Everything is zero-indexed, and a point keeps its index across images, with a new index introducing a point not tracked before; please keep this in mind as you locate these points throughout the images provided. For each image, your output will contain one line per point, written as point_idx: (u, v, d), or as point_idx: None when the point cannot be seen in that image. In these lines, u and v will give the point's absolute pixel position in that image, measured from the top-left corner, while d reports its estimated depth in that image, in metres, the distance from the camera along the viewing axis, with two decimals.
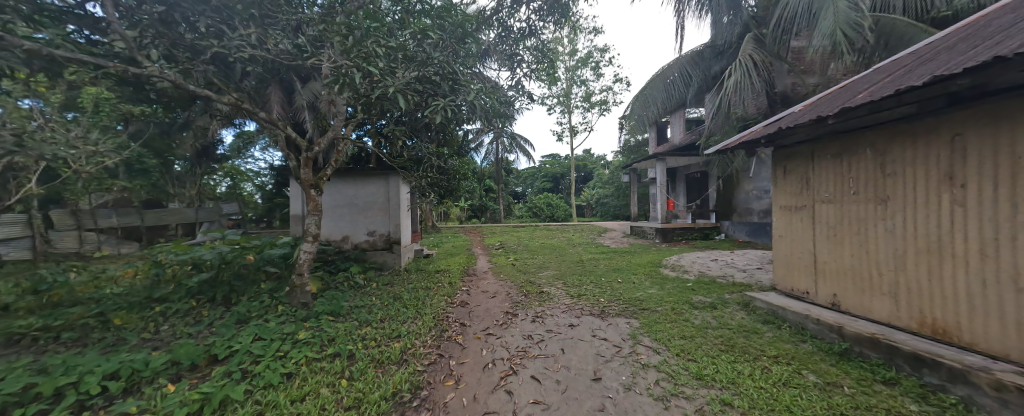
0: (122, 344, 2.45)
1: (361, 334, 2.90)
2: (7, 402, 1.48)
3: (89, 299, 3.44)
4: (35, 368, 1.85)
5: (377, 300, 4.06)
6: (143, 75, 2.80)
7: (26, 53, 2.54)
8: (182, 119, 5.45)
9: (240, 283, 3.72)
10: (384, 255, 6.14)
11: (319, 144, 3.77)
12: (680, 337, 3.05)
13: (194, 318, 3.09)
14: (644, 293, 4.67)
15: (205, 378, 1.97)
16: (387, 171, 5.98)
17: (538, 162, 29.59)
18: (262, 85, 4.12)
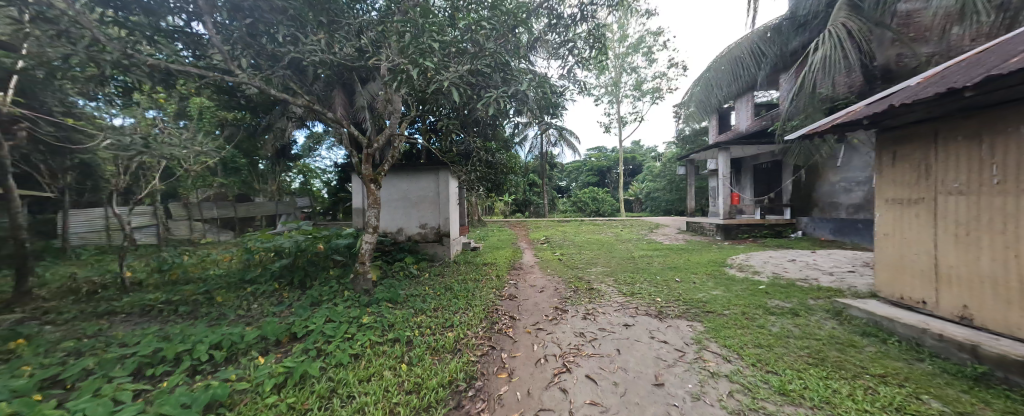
0: (223, 319, 2.83)
1: (417, 322, 3.01)
2: (144, 363, 1.75)
3: (197, 279, 4.03)
4: (160, 335, 2.19)
5: (430, 290, 4.21)
6: (234, 82, 3.16)
7: (150, 68, 3.00)
8: (265, 122, 6.16)
9: (313, 269, 4.12)
10: (435, 247, 6.40)
11: (378, 140, 3.97)
12: (756, 345, 2.67)
13: (277, 299, 3.47)
14: (707, 294, 4.23)
15: (288, 353, 2.17)
16: (438, 166, 6.20)
17: (583, 156, 28.81)
18: (329, 87, 4.45)
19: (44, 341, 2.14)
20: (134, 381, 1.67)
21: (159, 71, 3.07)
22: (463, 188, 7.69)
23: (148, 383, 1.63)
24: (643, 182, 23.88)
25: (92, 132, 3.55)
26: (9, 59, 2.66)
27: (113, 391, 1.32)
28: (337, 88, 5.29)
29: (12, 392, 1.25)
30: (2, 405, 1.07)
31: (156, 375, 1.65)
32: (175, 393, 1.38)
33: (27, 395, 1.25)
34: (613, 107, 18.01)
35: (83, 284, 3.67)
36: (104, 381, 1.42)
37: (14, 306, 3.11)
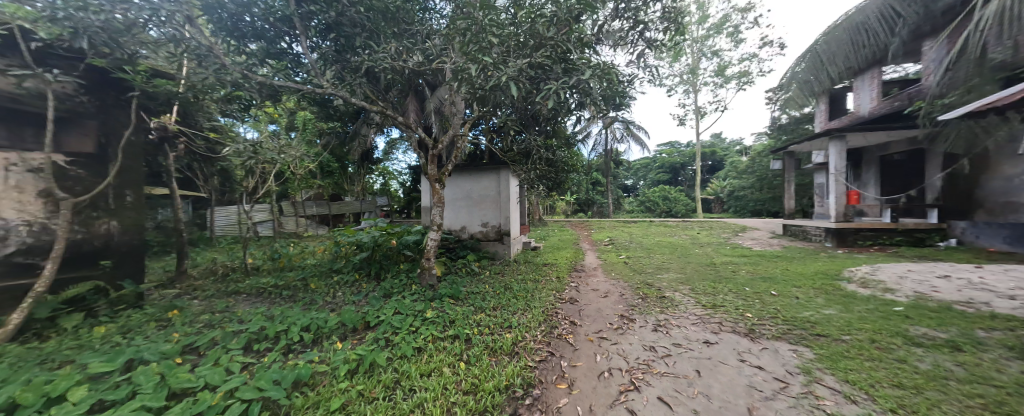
0: (313, 304, 3.26)
1: (477, 320, 3.04)
2: (250, 337, 2.08)
3: (298, 267, 4.76)
4: (267, 314, 2.61)
5: (490, 288, 4.26)
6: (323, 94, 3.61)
7: (263, 88, 3.62)
8: (352, 130, 7.01)
9: (388, 262, 4.52)
10: (496, 246, 6.54)
11: (442, 142, 4.17)
12: (893, 385, 2.01)
13: (357, 288, 3.88)
14: (815, 313, 3.41)
15: (362, 340, 2.38)
16: (498, 166, 6.32)
17: (653, 152, 26.57)
18: (401, 95, 4.84)
19: (190, 312, 2.72)
20: (243, 353, 1.99)
21: (269, 88, 3.67)
22: (524, 187, 7.70)
23: (252, 355, 1.94)
24: (725, 179, 20.96)
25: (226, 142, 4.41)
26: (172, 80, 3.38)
27: (227, 361, 1.58)
28: (410, 95, 5.74)
29: (162, 354, 1.60)
30: (151, 365, 1.35)
31: (259, 348, 1.96)
32: (270, 368, 1.59)
33: (172, 358, 1.58)
34: (689, 98, 16.19)
35: (222, 267, 4.63)
36: (222, 352, 1.72)
37: (177, 282, 4.05)
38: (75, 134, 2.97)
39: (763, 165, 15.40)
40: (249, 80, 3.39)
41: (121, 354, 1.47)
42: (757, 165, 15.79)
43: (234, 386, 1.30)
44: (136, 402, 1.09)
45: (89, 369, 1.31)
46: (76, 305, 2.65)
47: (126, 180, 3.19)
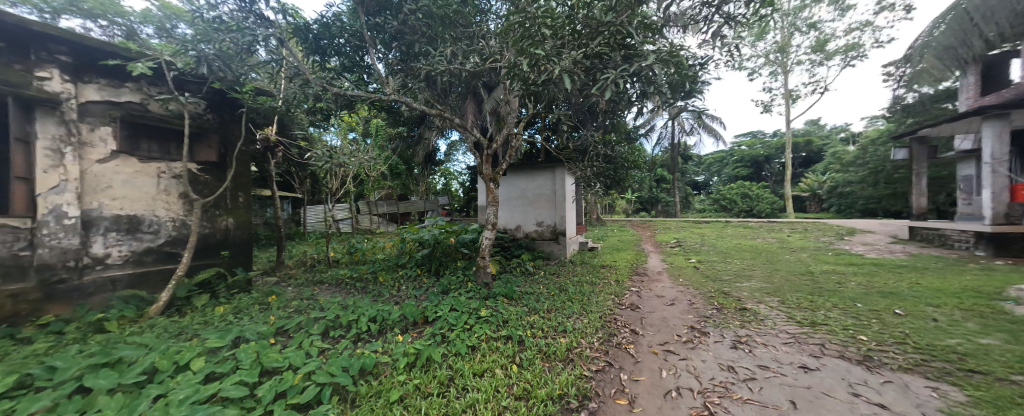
0: (381, 296, 3.58)
1: (529, 322, 2.98)
2: (329, 324, 2.37)
3: (370, 261, 5.30)
4: (341, 303, 2.94)
5: (544, 289, 4.18)
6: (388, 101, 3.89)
7: (341, 100, 4.09)
8: (417, 134, 7.56)
9: (446, 259, 4.76)
10: (551, 246, 6.43)
11: (497, 141, 4.21)
12: None
13: (419, 283, 4.15)
14: (968, 342, 2.57)
15: (421, 334, 2.52)
16: (553, 164, 6.21)
17: (730, 143, 23.46)
18: (459, 98, 5.03)
19: (284, 298, 3.21)
20: (322, 338, 2.26)
21: (344, 99, 4.12)
22: (580, 186, 7.46)
23: (328, 340, 2.21)
24: (827, 172, 17.46)
25: (313, 149, 5.11)
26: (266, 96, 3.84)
27: (307, 347, 1.84)
28: (468, 98, 5.95)
29: (260, 335, 1.99)
30: (248, 346, 1.70)
31: (333, 336, 2.22)
32: (339, 357, 1.78)
33: (266, 338, 1.95)
34: (777, 80, 13.87)
35: (312, 259, 5.39)
36: (303, 336, 2.02)
37: (279, 270, 4.84)
38: (204, 145, 3.55)
39: (878, 155, 12.50)
40: (328, 94, 3.86)
41: (231, 335, 1.85)
42: (870, 155, 12.88)
43: (311, 370, 1.55)
44: (236, 376, 1.40)
45: (209, 342, 1.69)
46: (205, 288, 3.37)
47: (240, 183, 3.82)
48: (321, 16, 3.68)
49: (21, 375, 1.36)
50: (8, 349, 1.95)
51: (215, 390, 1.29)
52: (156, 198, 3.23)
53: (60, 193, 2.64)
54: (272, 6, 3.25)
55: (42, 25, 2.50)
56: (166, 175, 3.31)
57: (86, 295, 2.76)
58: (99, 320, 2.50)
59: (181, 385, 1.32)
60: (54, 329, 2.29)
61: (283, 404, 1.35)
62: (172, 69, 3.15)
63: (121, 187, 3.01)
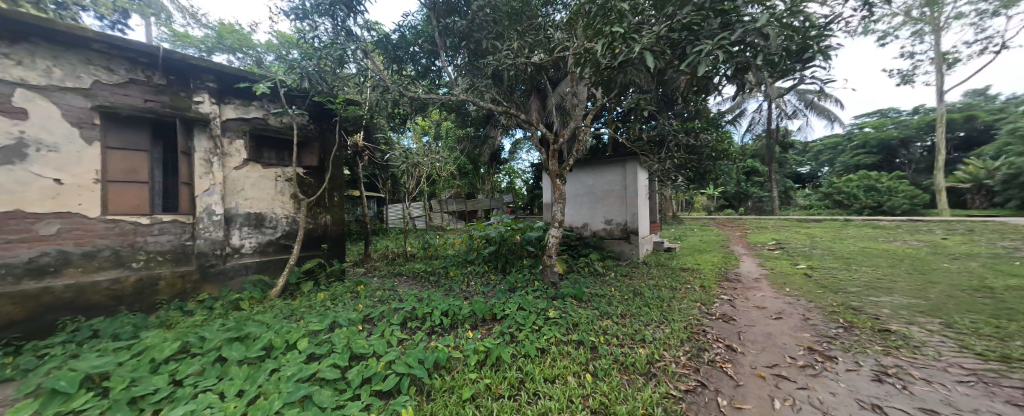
0: (452, 290, 3.77)
1: (601, 327, 2.77)
2: (407, 315, 2.56)
3: (442, 256, 5.66)
4: (417, 295, 3.16)
5: (616, 292, 3.89)
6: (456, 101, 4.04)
7: (416, 104, 4.42)
8: (483, 134, 7.84)
9: (512, 256, 4.82)
10: (621, 245, 6.02)
11: (563, 136, 4.04)
12: None
13: (487, 280, 4.25)
14: None
15: (490, 331, 2.55)
16: (624, 158, 5.79)
17: (852, 124, 18.87)
18: (524, 95, 5.01)
19: (370, 288, 3.60)
20: (401, 328, 2.44)
21: (419, 103, 4.44)
22: (654, 181, 6.83)
23: (406, 330, 2.39)
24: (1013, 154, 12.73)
25: (393, 152, 5.64)
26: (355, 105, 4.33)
27: (386, 337, 2.01)
28: (533, 94, 5.95)
29: (350, 321, 2.25)
30: (340, 332, 1.92)
31: (410, 326, 2.39)
32: (416, 349, 1.89)
33: (355, 325, 2.20)
34: (928, 38, 10.61)
35: (393, 252, 5.99)
36: (385, 325, 2.22)
37: (367, 262, 5.50)
38: (309, 153, 4.17)
39: None
40: (405, 100, 4.19)
41: (327, 320, 2.13)
42: None
43: (391, 359, 1.68)
44: (331, 359, 1.61)
45: (311, 325, 1.96)
46: (311, 276, 3.99)
47: (337, 185, 4.41)
48: (400, 28, 4.06)
49: (185, 342, 1.76)
50: (181, 319, 2.59)
51: (315, 370, 1.50)
52: (276, 198, 3.82)
53: (209, 195, 3.28)
54: (359, 23, 3.67)
55: (185, 56, 3.09)
56: (282, 178, 3.89)
57: (229, 277, 3.42)
58: (237, 299, 3.15)
59: (289, 363, 1.57)
60: (207, 304, 2.98)
61: (369, 389, 1.52)
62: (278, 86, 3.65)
63: (251, 189, 3.63)
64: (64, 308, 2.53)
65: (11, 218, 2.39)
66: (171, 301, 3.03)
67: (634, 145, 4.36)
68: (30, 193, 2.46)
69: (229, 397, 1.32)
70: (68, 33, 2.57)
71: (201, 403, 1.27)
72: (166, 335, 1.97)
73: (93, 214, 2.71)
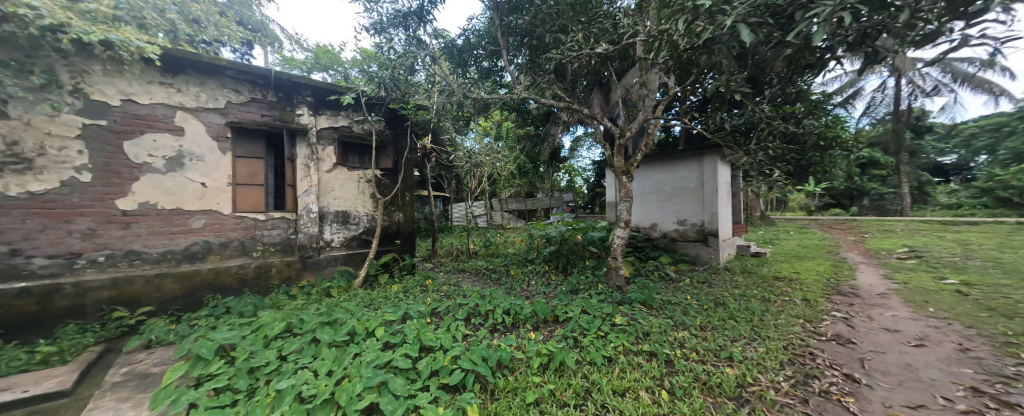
0: (513, 288, 3.79)
1: (677, 338, 2.49)
2: (471, 311, 2.63)
3: (502, 254, 5.78)
4: (480, 292, 3.24)
5: (693, 300, 3.48)
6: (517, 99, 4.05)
7: (479, 106, 4.55)
8: (543, 132, 7.78)
9: (574, 257, 4.68)
10: (698, 248, 5.41)
11: (630, 129, 3.74)
12: None
13: (548, 280, 4.17)
14: None
15: (552, 333, 2.49)
16: (702, 151, 5.23)
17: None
18: (587, 88, 4.80)
19: (437, 282, 3.82)
20: (465, 323, 2.52)
21: (482, 104, 4.56)
22: (736, 176, 6.05)
23: (470, 325, 2.46)
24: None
25: (458, 153, 5.92)
26: (425, 111, 4.65)
27: (452, 331, 2.11)
28: (595, 88, 5.69)
29: (420, 313, 2.40)
30: (412, 323, 2.06)
31: (473, 321, 2.46)
32: (480, 345, 1.92)
33: (424, 317, 2.34)
34: None
35: (457, 250, 6.32)
36: (451, 319, 2.32)
37: (435, 258, 5.89)
38: (385, 156, 4.61)
39: None
40: (469, 102, 4.34)
41: (401, 311, 2.31)
42: None
43: (456, 354, 1.75)
44: (403, 349, 1.74)
45: (387, 315, 2.15)
46: (387, 268, 4.42)
47: (408, 186, 4.78)
48: (464, 32, 4.23)
49: (290, 322, 2.07)
50: (287, 302, 3.09)
51: (390, 359, 1.63)
52: (359, 198, 4.30)
53: (307, 195, 3.83)
54: (428, 32, 3.93)
55: (289, 75, 3.65)
56: (364, 180, 4.37)
57: (323, 267, 3.96)
58: (329, 287, 3.64)
59: (368, 348, 1.74)
60: (305, 290, 3.50)
61: (437, 380, 1.60)
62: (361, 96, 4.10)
63: (339, 190, 4.15)
64: (208, 286, 3.21)
65: (176, 214, 3.11)
66: (280, 285, 3.63)
67: (715, 136, 3.82)
68: (187, 193, 3.17)
69: (321, 375, 1.51)
70: (209, 63, 3.19)
71: (300, 378, 1.47)
72: (275, 315, 2.35)
73: (226, 211, 3.37)
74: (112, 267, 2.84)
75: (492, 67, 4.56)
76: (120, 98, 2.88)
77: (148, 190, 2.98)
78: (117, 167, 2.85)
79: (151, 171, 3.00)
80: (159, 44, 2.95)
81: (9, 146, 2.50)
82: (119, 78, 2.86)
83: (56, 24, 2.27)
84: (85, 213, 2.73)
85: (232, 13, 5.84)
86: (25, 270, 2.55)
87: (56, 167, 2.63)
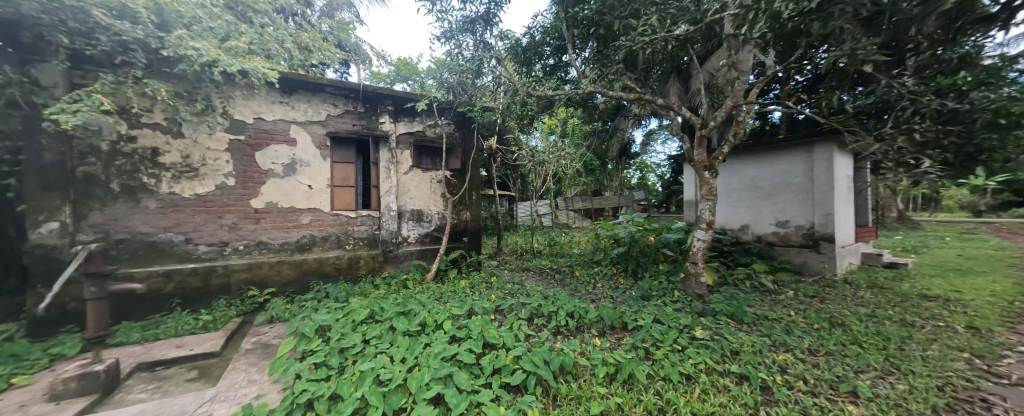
0: (577, 290, 3.67)
1: (775, 362, 2.07)
2: (534, 310, 2.61)
3: (566, 254, 5.65)
4: (543, 292, 3.20)
5: (799, 317, 2.89)
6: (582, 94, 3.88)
7: (542, 103, 4.51)
8: (612, 126, 7.37)
9: (645, 261, 4.32)
10: (805, 255, 4.49)
11: (715, 117, 3.26)
12: None
13: (615, 283, 3.93)
14: None
15: (620, 341, 2.33)
16: (812, 139, 4.34)
17: None
18: (662, 76, 4.35)
19: (501, 280, 3.91)
20: (528, 323, 2.51)
21: (546, 101, 4.50)
22: (861, 169, 4.89)
23: (533, 324, 2.45)
24: None
25: (522, 152, 5.97)
26: (490, 113, 4.79)
27: (514, 331, 2.12)
28: (672, 75, 5.16)
29: (484, 309, 2.48)
30: (476, 319, 2.14)
31: (535, 322, 2.44)
32: (541, 347, 1.90)
33: (488, 314, 2.42)
34: None
35: (521, 248, 6.39)
36: (513, 318, 2.34)
37: (499, 255, 6.06)
38: (454, 158, 4.89)
39: None
40: (532, 100, 4.32)
41: (467, 306, 2.42)
42: None
43: (518, 354, 1.75)
44: (468, 344, 1.81)
45: (453, 309, 2.27)
46: (456, 264, 4.70)
47: (475, 185, 5.00)
48: (529, 31, 4.23)
49: (373, 310, 2.32)
50: (372, 291, 3.53)
51: (455, 352, 1.72)
52: (431, 197, 4.67)
53: (388, 196, 4.30)
54: (494, 35, 4.04)
55: (373, 87, 4.14)
56: (436, 180, 4.72)
57: (401, 260, 4.41)
58: (405, 279, 4.03)
59: (436, 341, 1.86)
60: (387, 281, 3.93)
61: (499, 379, 1.63)
62: (434, 102, 4.45)
63: (414, 190, 4.55)
64: (313, 273, 3.86)
65: (290, 212, 3.78)
66: (367, 275, 4.15)
67: (830, 120, 3.09)
68: (298, 194, 3.83)
69: (396, 361, 1.67)
70: (313, 81, 3.80)
71: (379, 362, 1.66)
72: (361, 302, 2.68)
73: (325, 209, 3.98)
74: (248, 254, 3.57)
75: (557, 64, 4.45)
76: (253, 116, 3.60)
77: (274, 193, 3.69)
78: (252, 173, 3.58)
79: (274, 176, 3.69)
80: (279, 70, 3.62)
81: (185, 158, 3.29)
82: (253, 99, 3.58)
83: (210, 61, 2.94)
84: (232, 210, 3.50)
85: (334, 40, 6.90)
86: (195, 254, 3.34)
87: (213, 174, 3.40)
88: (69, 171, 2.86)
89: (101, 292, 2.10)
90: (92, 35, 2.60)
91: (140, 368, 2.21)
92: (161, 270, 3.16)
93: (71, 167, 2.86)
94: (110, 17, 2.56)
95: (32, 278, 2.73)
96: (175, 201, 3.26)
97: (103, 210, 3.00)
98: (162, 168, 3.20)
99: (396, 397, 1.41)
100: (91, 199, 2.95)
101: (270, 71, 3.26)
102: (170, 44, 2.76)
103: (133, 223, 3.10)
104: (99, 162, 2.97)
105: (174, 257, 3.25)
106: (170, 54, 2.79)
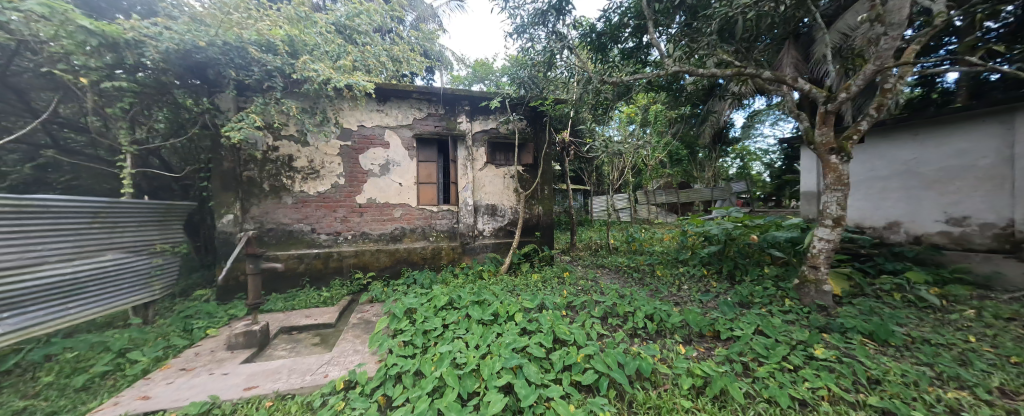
0: (659, 291, 3.34)
1: (943, 403, 1.53)
2: (609, 309, 2.46)
3: (647, 252, 5.20)
4: (618, 291, 3.01)
5: (990, 345, 2.08)
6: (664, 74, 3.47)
7: (618, 89, 4.20)
8: (703, 110, 6.44)
9: (746, 263, 3.68)
10: (1001, 264, 3.21)
11: (849, 86, 2.54)
12: None
13: (705, 287, 3.45)
14: None
15: (710, 352, 2.05)
16: (1011, 105, 3.06)
17: None
18: (773, 42, 3.58)
19: (574, 275, 3.84)
20: (601, 323, 2.39)
21: (622, 86, 4.20)
22: None
23: (607, 324, 2.31)
24: None
25: (595, 143, 5.71)
26: (561, 106, 4.70)
27: (586, 329, 2.05)
28: (786, 41, 4.24)
29: (555, 304, 2.46)
30: (546, 314, 2.13)
31: (609, 322, 2.31)
32: (614, 348, 1.79)
33: (559, 309, 2.38)
34: None
35: (596, 245, 6.13)
36: (586, 316, 2.26)
37: (572, 251, 5.94)
38: (527, 152, 4.93)
39: None
40: (607, 86, 4.05)
41: (537, 300, 2.42)
42: None
43: (589, 353, 1.69)
44: (538, 338, 1.82)
45: (525, 302, 2.32)
46: (528, 257, 4.78)
47: (546, 180, 4.98)
48: (605, 14, 3.96)
49: (452, 297, 2.52)
50: (452, 280, 3.86)
51: (525, 345, 1.74)
52: (504, 192, 4.83)
53: (464, 191, 4.60)
54: (567, 23, 3.94)
55: (452, 90, 4.46)
56: (508, 176, 4.85)
57: (477, 252, 4.68)
58: (480, 270, 4.28)
59: (507, 331, 1.93)
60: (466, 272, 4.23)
61: (570, 375, 1.60)
62: (506, 99, 4.56)
63: (489, 185, 4.76)
64: (404, 261, 4.38)
65: (385, 206, 4.35)
66: (448, 264, 4.53)
67: None
68: (391, 191, 4.38)
69: (471, 347, 1.78)
70: (401, 89, 4.27)
71: (455, 346, 1.79)
72: (442, 289, 2.93)
73: (412, 203, 4.47)
74: (356, 242, 4.25)
75: (637, 44, 4.07)
76: (357, 124, 4.22)
77: (373, 190, 4.30)
78: (357, 173, 4.23)
79: (373, 175, 4.30)
80: (376, 82, 4.16)
81: (310, 162, 4.08)
82: (357, 109, 4.19)
83: (325, 78, 3.54)
84: (343, 205, 4.20)
85: (421, 50, 7.63)
86: (318, 241, 4.12)
87: (329, 175, 4.14)
88: (238, 176, 3.84)
89: (256, 268, 2.77)
90: (249, 68, 3.37)
91: (283, 330, 2.85)
92: (296, 253, 4.00)
93: (240, 172, 3.85)
94: (260, 52, 3.31)
95: (221, 256, 3.77)
96: (304, 198, 4.08)
97: (259, 205, 3.93)
98: (295, 171, 4.04)
99: (470, 381, 1.51)
100: (252, 197, 3.91)
101: (368, 83, 3.74)
102: (298, 69, 3.44)
103: (278, 216, 4.00)
104: (256, 169, 3.91)
105: (304, 243, 4.08)
106: (298, 77, 3.47)
